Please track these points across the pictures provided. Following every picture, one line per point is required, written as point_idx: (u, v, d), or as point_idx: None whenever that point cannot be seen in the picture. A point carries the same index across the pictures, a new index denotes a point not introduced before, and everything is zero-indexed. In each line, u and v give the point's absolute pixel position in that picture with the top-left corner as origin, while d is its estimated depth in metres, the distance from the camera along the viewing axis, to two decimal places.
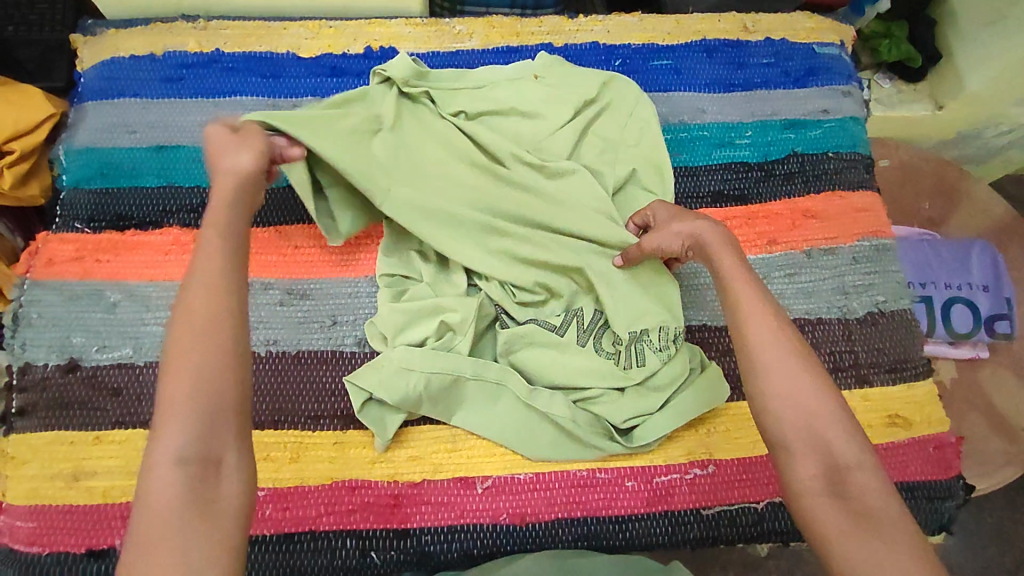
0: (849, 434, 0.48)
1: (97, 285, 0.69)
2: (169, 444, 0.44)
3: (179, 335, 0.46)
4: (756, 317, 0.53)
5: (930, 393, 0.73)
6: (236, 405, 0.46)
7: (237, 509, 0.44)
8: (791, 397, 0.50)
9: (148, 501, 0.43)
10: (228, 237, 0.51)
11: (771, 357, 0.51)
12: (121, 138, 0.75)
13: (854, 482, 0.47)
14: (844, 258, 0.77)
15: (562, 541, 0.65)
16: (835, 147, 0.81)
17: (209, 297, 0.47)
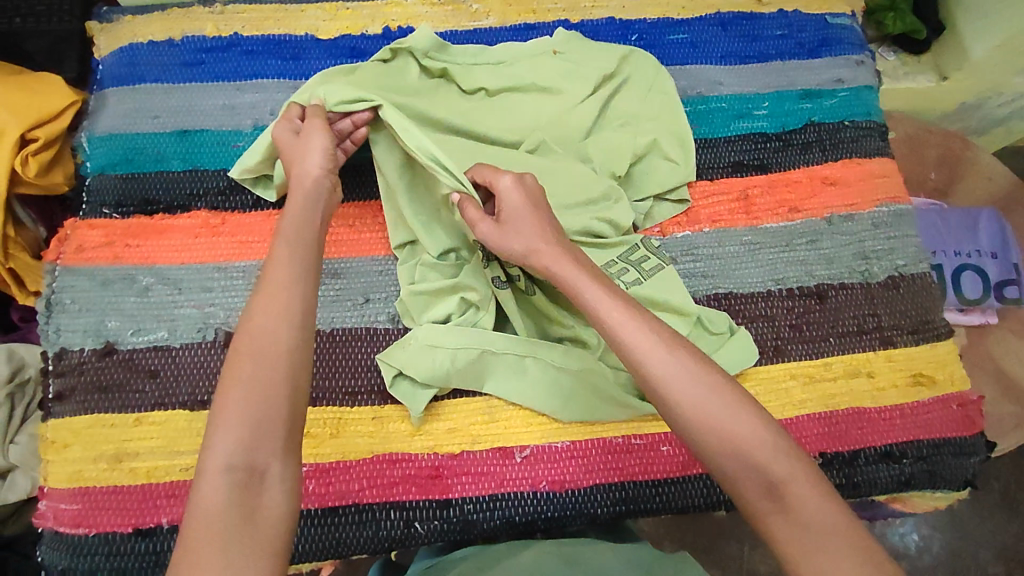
0: (772, 445, 0.48)
1: (128, 270, 0.70)
2: (221, 453, 0.46)
3: (240, 349, 0.50)
4: (648, 351, 0.52)
5: (952, 352, 0.75)
6: (285, 417, 0.48)
7: (281, 521, 0.46)
8: (711, 423, 0.49)
9: (197, 507, 0.45)
10: (297, 245, 0.55)
11: (679, 389, 0.50)
12: (143, 123, 0.75)
13: (792, 492, 0.46)
14: (863, 223, 0.78)
15: (601, 506, 0.66)
16: (850, 116, 0.82)
17: (280, 318, 0.51)
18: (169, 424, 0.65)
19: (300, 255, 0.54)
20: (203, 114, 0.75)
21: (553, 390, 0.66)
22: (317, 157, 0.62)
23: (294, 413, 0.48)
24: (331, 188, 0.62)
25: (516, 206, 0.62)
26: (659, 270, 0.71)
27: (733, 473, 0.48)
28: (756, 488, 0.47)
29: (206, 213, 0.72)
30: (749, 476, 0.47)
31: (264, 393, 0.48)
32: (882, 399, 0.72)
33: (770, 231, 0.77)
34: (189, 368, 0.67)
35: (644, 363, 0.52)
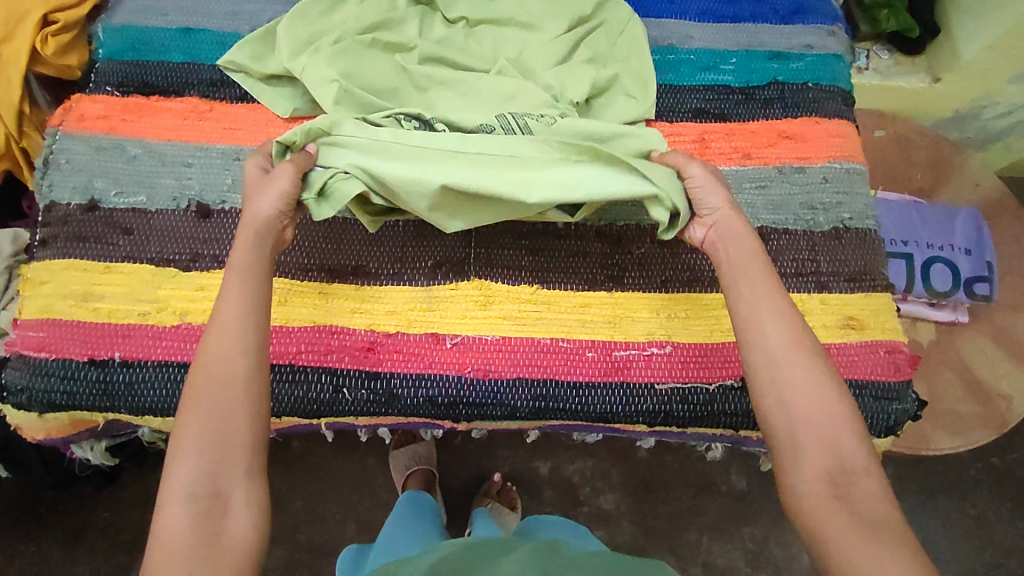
0: (858, 440, 0.54)
1: (120, 140, 0.76)
2: (182, 483, 0.52)
3: (197, 380, 0.55)
4: (772, 319, 0.58)
5: (888, 304, 0.77)
6: (245, 445, 0.53)
7: (245, 543, 0.51)
8: (810, 400, 0.54)
9: (162, 533, 0.51)
10: (245, 275, 0.59)
11: (786, 365, 0.56)
12: (154, 19, 0.82)
13: (858, 484, 0.52)
14: (814, 177, 0.81)
15: (521, 399, 0.70)
16: (814, 79, 0.85)
17: (229, 351, 0.56)
18: (135, 275, 0.71)
19: (250, 284, 0.59)
20: (207, 17, 0.83)
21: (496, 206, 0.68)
22: (275, 197, 0.62)
23: (256, 441, 0.54)
24: (283, 223, 0.63)
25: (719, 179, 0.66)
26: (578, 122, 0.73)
27: (810, 448, 0.53)
28: (823, 470, 0.53)
29: (196, 99, 0.78)
30: (822, 458, 0.53)
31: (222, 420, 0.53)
32: None
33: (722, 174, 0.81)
34: (161, 231, 0.73)
35: (764, 326, 0.58)
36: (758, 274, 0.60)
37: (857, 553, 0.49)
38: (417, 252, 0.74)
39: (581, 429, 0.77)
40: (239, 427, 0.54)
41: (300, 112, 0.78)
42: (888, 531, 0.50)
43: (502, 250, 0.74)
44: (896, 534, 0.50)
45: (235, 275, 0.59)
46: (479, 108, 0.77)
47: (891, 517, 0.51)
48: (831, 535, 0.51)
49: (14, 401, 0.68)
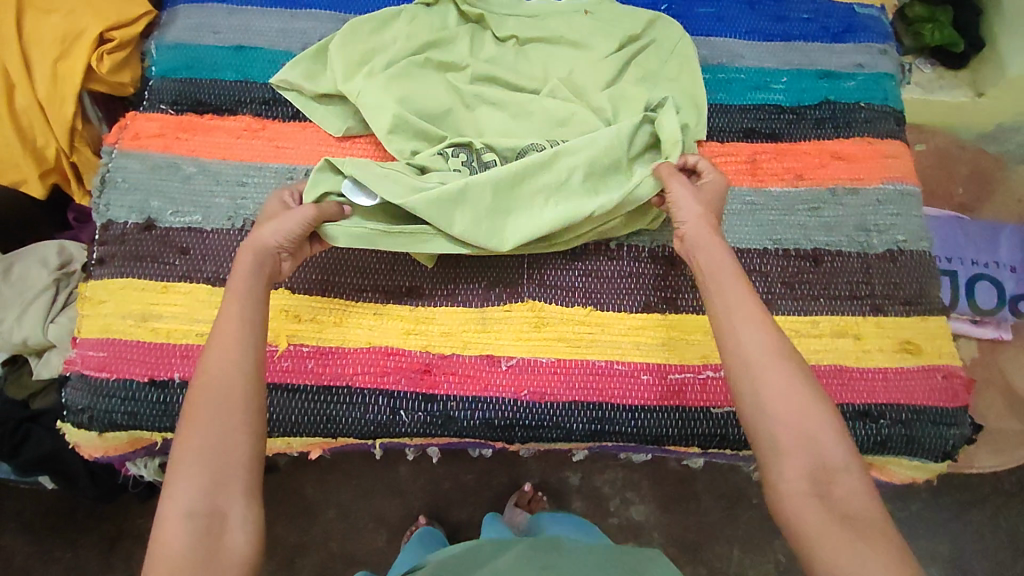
0: (838, 438, 0.52)
1: (175, 159, 0.77)
2: (181, 500, 0.51)
3: (195, 399, 0.55)
4: (746, 321, 0.56)
5: (942, 325, 0.76)
6: (244, 462, 0.53)
7: (243, 562, 0.50)
8: (788, 399, 0.53)
9: (160, 550, 0.50)
10: (245, 299, 0.60)
11: (764, 366, 0.54)
12: (206, 36, 0.83)
13: (837, 480, 0.50)
14: (867, 199, 0.80)
15: (577, 421, 0.69)
16: (867, 99, 0.85)
17: (227, 370, 0.56)
18: (193, 295, 0.71)
19: (250, 309, 0.59)
20: (259, 35, 0.83)
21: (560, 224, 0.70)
22: (279, 231, 0.64)
23: (256, 457, 0.54)
24: (282, 255, 0.64)
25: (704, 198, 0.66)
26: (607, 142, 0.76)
27: (789, 448, 0.52)
28: (802, 470, 0.51)
29: (249, 118, 0.79)
30: (802, 457, 0.51)
31: (219, 438, 0.53)
32: (867, 361, 0.73)
33: (775, 194, 0.80)
34: (217, 250, 0.73)
35: (738, 327, 0.56)
36: (733, 276, 0.59)
37: (843, 558, 0.47)
38: (470, 273, 0.74)
39: (632, 450, 0.77)
40: (238, 445, 0.54)
41: (352, 130, 0.78)
42: (873, 532, 0.48)
43: (557, 271, 0.74)
44: (881, 535, 0.48)
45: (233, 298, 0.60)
46: (530, 132, 0.77)
47: (873, 516, 0.49)
48: (814, 533, 0.49)
49: (74, 420, 0.69)
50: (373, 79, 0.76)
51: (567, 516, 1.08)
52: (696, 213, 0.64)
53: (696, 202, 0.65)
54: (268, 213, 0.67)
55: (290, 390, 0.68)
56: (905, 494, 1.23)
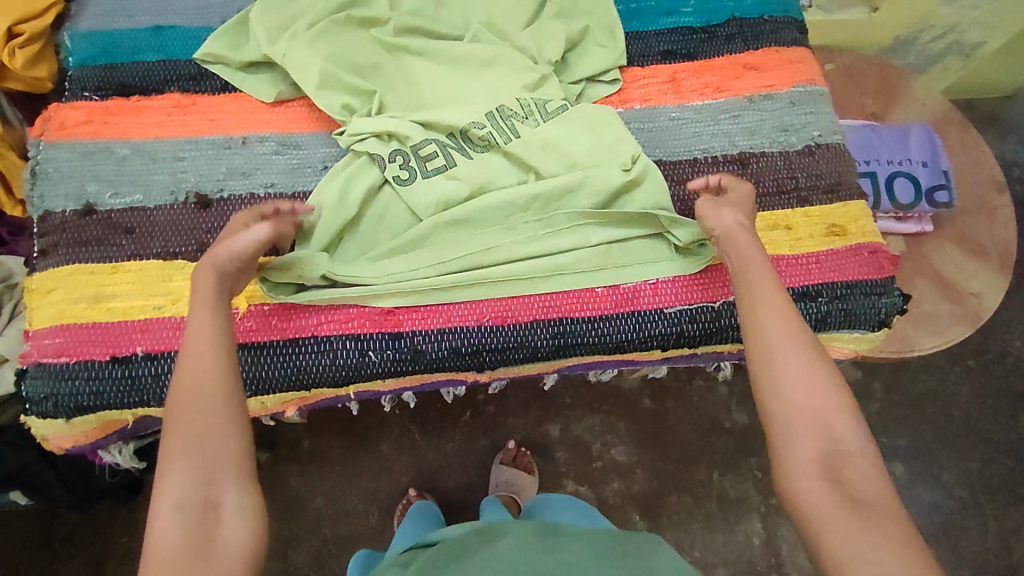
0: (853, 424, 0.57)
1: (106, 143, 0.76)
2: (169, 495, 0.51)
3: (182, 399, 0.55)
4: (773, 314, 0.62)
5: (863, 209, 0.81)
6: (236, 457, 0.54)
7: (241, 550, 0.51)
8: (807, 389, 0.58)
9: (151, 546, 0.50)
10: (215, 310, 0.60)
11: (788, 359, 0.59)
12: (122, 21, 0.83)
13: (850, 465, 0.55)
14: (782, 102, 0.86)
15: (541, 339, 0.72)
16: (769, 13, 0.91)
17: (207, 372, 0.56)
18: (144, 271, 0.71)
19: (223, 319, 0.60)
20: (176, 14, 0.83)
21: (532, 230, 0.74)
22: (241, 245, 0.64)
23: (246, 454, 0.54)
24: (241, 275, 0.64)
25: (739, 207, 0.72)
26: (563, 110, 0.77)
27: (805, 433, 0.57)
28: (816, 454, 0.56)
29: (178, 95, 0.79)
30: (818, 443, 0.56)
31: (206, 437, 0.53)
32: (799, 248, 0.78)
33: (697, 108, 0.85)
34: (162, 225, 0.73)
35: (766, 324, 0.62)
36: (764, 276, 0.65)
37: (852, 538, 0.51)
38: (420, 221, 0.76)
39: (597, 367, 0.81)
40: (229, 439, 0.54)
41: (284, 94, 0.79)
42: (883, 517, 0.52)
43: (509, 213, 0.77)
44: (892, 518, 0.52)
45: (201, 311, 0.60)
46: (458, 78, 0.80)
47: (882, 498, 0.53)
48: (826, 516, 0.53)
49: (38, 411, 0.67)
50: (297, 43, 0.77)
51: (571, 503, 1.06)
52: (724, 222, 0.70)
53: (725, 211, 0.71)
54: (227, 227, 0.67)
55: (258, 348, 0.69)
56: (860, 395, 1.31)
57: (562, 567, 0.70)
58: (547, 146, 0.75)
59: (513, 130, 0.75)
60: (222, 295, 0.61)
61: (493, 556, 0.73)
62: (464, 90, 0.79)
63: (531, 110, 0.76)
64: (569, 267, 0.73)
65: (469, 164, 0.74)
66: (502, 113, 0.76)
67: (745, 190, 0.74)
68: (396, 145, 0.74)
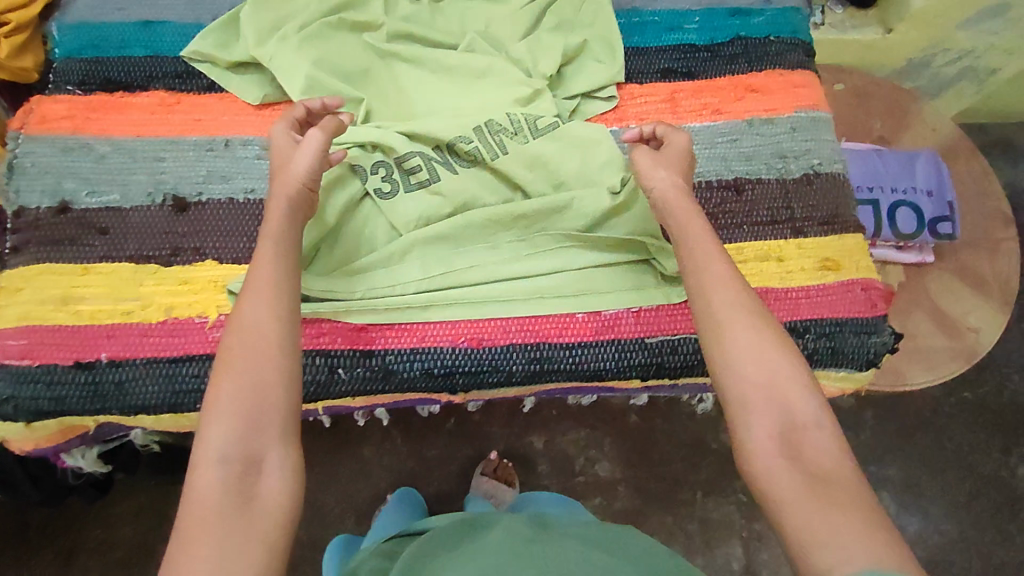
0: (808, 396, 0.55)
1: (86, 140, 0.75)
2: (215, 444, 0.52)
3: (232, 346, 0.56)
4: (717, 284, 0.61)
5: (858, 242, 0.79)
6: (280, 410, 0.54)
7: (278, 508, 0.51)
8: (756, 359, 0.57)
9: (192, 495, 0.50)
10: (282, 248, 0.60)
11: (735, 329, 0.58)
12: (111, 14, 0.81)
13: (808, 438, 0.54)
14: (783, 127, 0.83)
15: (516, 364, 0.71)
16: (776, 33, 0.88)
17: (267, 319, 0.57)
18: (116, 274, 0.69)
19: (285, 261, 0.60)
20: (166, 8, 0.81)
21: (513, 248, 0.72)
22: (305, 166, 0.64)
23: (290, 409, 0.55)
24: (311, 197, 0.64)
25: (678, 157, 0.70)
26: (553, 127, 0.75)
27: (761, 410, 0.55)
28: (772, 430, 0.54)
29: (162, 93, 0.77)
30: (773, 418, 0.55)
31: (258, 389, 0.54)
32: (789, 281, 0.76)
33: (694, 129, 0.82)
34: (138, 227, 0.72)
35: (709, 290, 0.61)
36: (706, 239, 0.64)
37: (808, 517, 0.49)
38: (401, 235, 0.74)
39: (575, 392, 0.79)
40: (275, 394, 0.54)
41: (270, 97, 0.78)
42: (841, 491, 0.50)
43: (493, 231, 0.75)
44: (849, 493, 0.50)
45: (266, 247, 0.60)
46: (449, 88, 0.78)
47: (841, 473, 0.52)
48: (781, 494, 0.51)
49: None
50: (286, 46, 0.76)
51: (556, 498, 1.05)
52: (662, 177, 0.68)
53: (661, 167, 0.69)
54: (279, 147, 0.67)
55: None
56: (851, 423, 1.28)
57: (549, 553, 0.67)
58: (535, 164, 0.73)
59: (501, 146, 0.73)
60: (296, 232, 0.62)
61: (481, 546, 0.71)
62: (455, 100, 0.77)
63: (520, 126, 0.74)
64: (551, 290, 0.72)
65: (452, 178, 0.72)
66: (491, 128, 0.73)
67: (679, 140, 0.71)
68: (380, 157, 0.72)
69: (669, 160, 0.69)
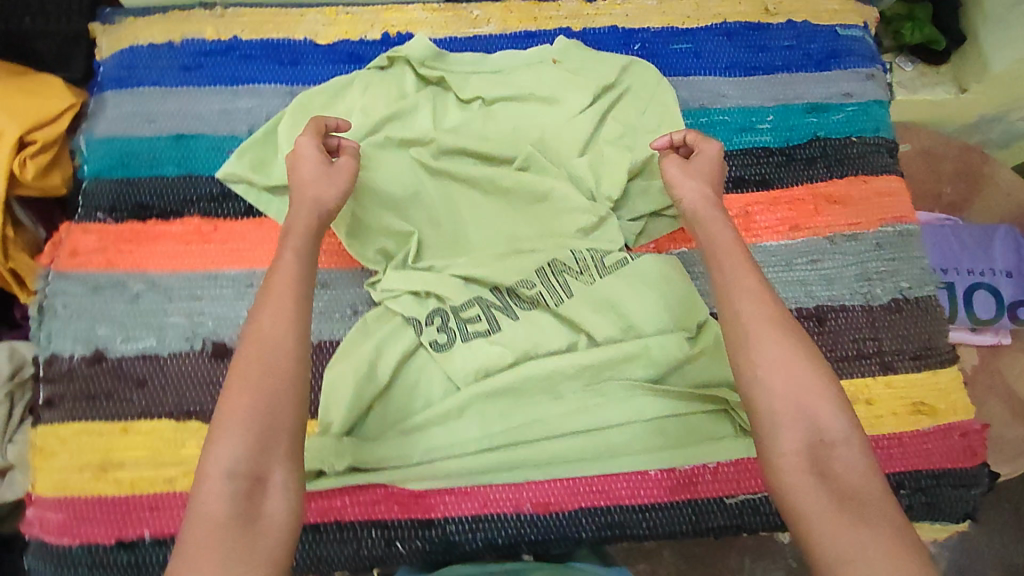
0: (838, 411, 0.52)
1: (119, 276, 0.69)
2: (223, 460, 0.48)
3: (246, 356, 0.52)
4: (742, 293, 0.57)
5: (956, 380, 0.72)
6: (293, 424, 0.50)
7: (284, 532, 0.48)
8: (785, 371, 0.53)
9: (198, 512, 0.47)
10: (300, 255, 0.57)
11: (768, 343, 0.54)
12: (140, 127, 0.74)
13: (836, 454, 0.50)
14: (867, 244, 0.76)
15: (586, 530, 0.66)
16: (858, 132, 0.80)
17: (282, 332, 0.52)
18: (155, 434, 0.65)
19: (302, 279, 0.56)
20: (198, 119, 0.74)
21: (582, 402, 0.66)
22: (337, 190, 0.62)
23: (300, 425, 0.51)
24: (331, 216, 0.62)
25: (710, 165, 0.67)
26: (622, 265, 0.68)
27: (786, 422, 0.51)
28: (800, 445, 0.51)
29: (198, 219, 0.71)
30: (801, 433, 0.51)
31: (278, 407, 0.50)
32: (883, 427, 0.70)
33: (770, 249, 0.75)
34: (177, 378, 0.67)
35: (734, 298, 0.57)
36: (729, 246, 0.60)
37: (837, 537, 0.46)
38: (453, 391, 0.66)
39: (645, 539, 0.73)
40: (288, 413, 0.50)
41: None
42: (870, 510, 0.47)
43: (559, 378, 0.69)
44: (880, 515, 0.47)
45: (289, 256, 0.57)
46: (504, 212, 0.71)
47: (870, 492, 0.48)
48: (809, 513, 0.48)
49: None
50: None
51: None
52: (695, 188, 0.65)
53: (693, 177, 0.66)
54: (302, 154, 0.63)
55: None
56: None
57: None
58: (604, 307, 0.67)
59: (566, 289, 0.67)
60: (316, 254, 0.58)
61: None
62: (513, 228, 0.70)
63: (585, 266, 0.68)
64: (621, 448, 0.66)
65: (513, 326, 0.66)
66: (555, 268, 0.68)
67: (713, 149, 0.67)
68: (435, 303, 0.66)
69: (699, 172, 0.66)
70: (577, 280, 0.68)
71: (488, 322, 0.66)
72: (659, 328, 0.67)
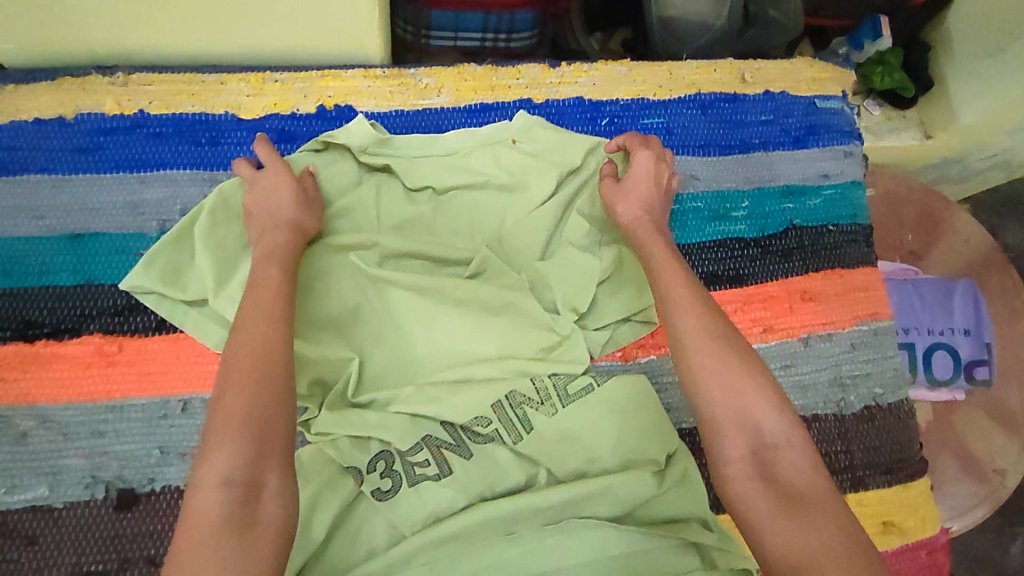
0: (779, 412, 0.49)
1: (3, 411, 0.59)
2: (219, 465, 0.43)
3: (235, 365, 0.47)
4: (683, 309, 0.54)
5: (925, 493, 0.70)
6: (283, 435, 0.46)
7: (278, 535, 0.43)
8: (722, 378, 0.50)
9: (189, 519, 0.42)
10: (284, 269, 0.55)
11: (704, 352, 0.51)
12: (26, 224, 0.63)
13: (783, 457, 0.48)
14: (842, 345, 0.72)
15: None
16: (835, 219, 0.76)
17: (272, 340, 0.49)
18: None
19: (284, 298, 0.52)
20: (97, 214, 0.64)
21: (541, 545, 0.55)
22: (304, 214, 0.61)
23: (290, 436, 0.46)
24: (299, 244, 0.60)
25: (642, 178, 0.65)
26: (587, 393, 0.62)
27: (728, 430, 0.49)
28: (744, 450, 0.48)
29: (99, 338, 0.61)
30: (743, 438, 0.48)
31: (271, 413, 0.45)
32: None
33: None
34: (74, 533, 0.57)
35: (676, 311, 0.54)
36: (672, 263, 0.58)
37: (788, 543, 0.44)
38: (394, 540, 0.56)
39: None
40: (278, 419, 0.46)
41: None
42: (818, 509, 0.45)
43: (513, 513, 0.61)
44: (830, 515, 0.44)
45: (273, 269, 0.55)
46: (456, 325, 0.63)
47: (818, 493, 0.46)
48: (759, 519, 0.46)
49: None
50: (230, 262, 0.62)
51: None
52: (629, 211, 0.64)
53: (629, 200, 0.64)
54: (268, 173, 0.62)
55: None
56: None
57: None
58: (567, 438, 0.61)
59: (525, 424, 0.61)
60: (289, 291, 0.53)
61: None
62: (467, 345, 0.63)
63: (547, 396, 0.62)
64: None
65: (466, 468, 0.59)
66: (512, 401, 0.61)
67: (644, 163, 0.66)
68: (378, 446, 0.60)
69: (638, 184, 0.65)
70: (537, 410, 0.61)
71: (438, 465, 0.59)
72: (625, 459, 0.61)
